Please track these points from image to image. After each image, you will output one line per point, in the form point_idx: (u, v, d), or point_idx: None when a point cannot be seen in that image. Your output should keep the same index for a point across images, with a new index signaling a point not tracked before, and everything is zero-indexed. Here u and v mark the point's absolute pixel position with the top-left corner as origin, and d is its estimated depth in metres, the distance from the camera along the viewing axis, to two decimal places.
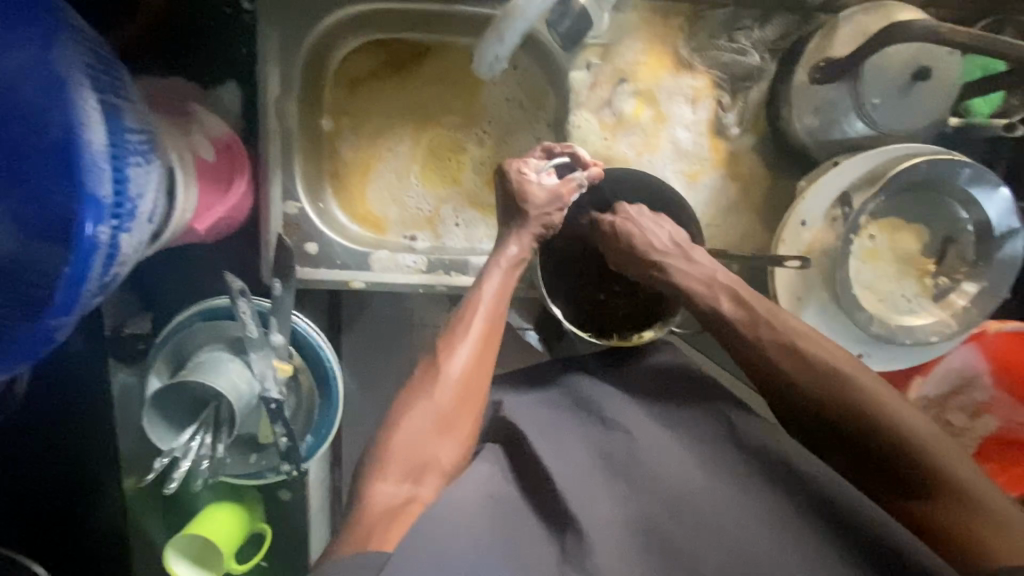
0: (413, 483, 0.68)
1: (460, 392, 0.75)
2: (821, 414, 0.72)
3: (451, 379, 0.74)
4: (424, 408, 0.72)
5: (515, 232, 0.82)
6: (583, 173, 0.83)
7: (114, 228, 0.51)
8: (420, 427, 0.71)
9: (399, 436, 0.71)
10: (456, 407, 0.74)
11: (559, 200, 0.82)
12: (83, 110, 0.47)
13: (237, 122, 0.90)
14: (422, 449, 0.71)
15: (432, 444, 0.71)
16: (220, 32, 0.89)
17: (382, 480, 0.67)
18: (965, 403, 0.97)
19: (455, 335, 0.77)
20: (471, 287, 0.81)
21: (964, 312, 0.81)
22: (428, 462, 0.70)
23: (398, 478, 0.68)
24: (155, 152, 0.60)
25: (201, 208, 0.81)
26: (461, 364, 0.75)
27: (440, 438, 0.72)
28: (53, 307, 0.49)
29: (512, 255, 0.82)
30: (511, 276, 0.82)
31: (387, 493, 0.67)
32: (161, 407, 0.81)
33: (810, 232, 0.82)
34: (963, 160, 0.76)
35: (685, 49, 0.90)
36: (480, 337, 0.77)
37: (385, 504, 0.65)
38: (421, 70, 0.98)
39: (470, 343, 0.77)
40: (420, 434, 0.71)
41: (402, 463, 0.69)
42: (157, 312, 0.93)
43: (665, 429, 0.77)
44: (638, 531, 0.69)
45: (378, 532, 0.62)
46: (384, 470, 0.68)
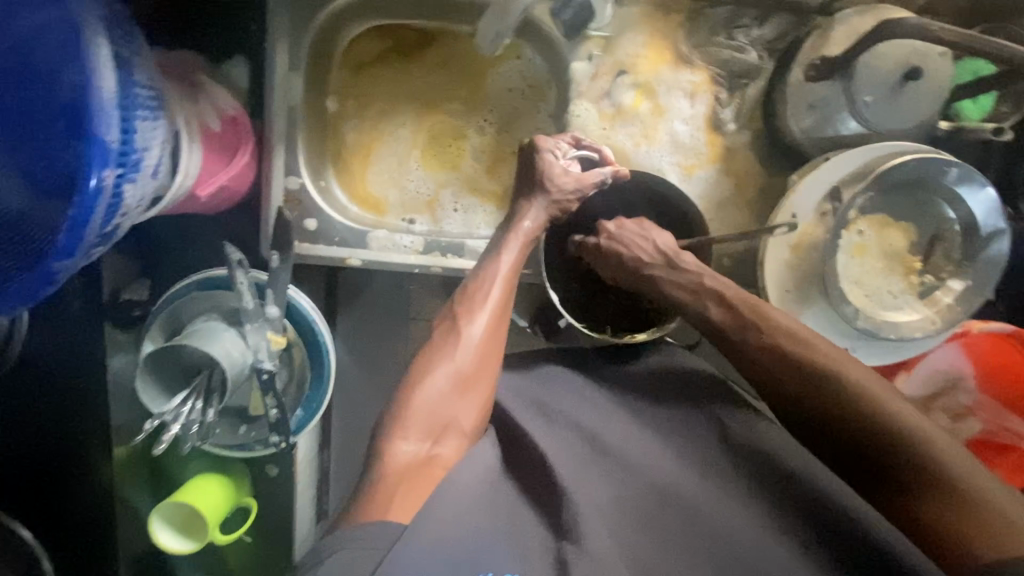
0: (433, 442, 0.70)
1: (479, 355, 0.76)
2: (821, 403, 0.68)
3: (471, 344, 0.76)
4: (443, 371, 0.74)
5: (531, 204, 0.84)
6: (607, 168, 0.86)
7: (119, 176, 0.53)
8: (439, 388, 0.73)
9: (418, 397, 0.72)
10: (475, 370, 0.75)
11: (580, 188, 0.85)
12: (96, 57, 0.48)
13: (244, 98, 0.92)
14: (442, 410, 0.72)
15: (451, 404, 0.72)
16: (232, 9, 0.91)
17: (402, 439, 0.69)
18: (950, 405, 0.98)
19: (474, 302, 0.78)
20: (489, 257, 0.82)
21: (949, 310, 0.83)
22: (448, 423, 0.72)
23: (418, 437, 0.70)
24: (163, 111, 0.61)
25: (204, 175, 0.82)
26: (480, 328, 0.77)
27: (459, 399, 0.73)
28: (55, 250, 0.50)
29: (528, 228, 0.84)
30: (527, 247, 0.83)
31: (407, 452, 0.68)
32: (154, 370, 0.82)
33: (799, 225, 0.84)
34: (951, 160, 0.78)
35: (684, 44, 0.93)
36: (498, 303, 0.79)
37: (405, 463, 0.67)
38: (426, 57, 1.00)
39: (487, 310, 0.78)
40: (440, 396, 0.72)
41: (422, 423, 0.70)
42: (154, 281, 0.95)
43: (650, 422, 0.79)
44: (627, 508, 0.71)
45: (396, 498, 0.63)
46: (404, 430, 0.70)
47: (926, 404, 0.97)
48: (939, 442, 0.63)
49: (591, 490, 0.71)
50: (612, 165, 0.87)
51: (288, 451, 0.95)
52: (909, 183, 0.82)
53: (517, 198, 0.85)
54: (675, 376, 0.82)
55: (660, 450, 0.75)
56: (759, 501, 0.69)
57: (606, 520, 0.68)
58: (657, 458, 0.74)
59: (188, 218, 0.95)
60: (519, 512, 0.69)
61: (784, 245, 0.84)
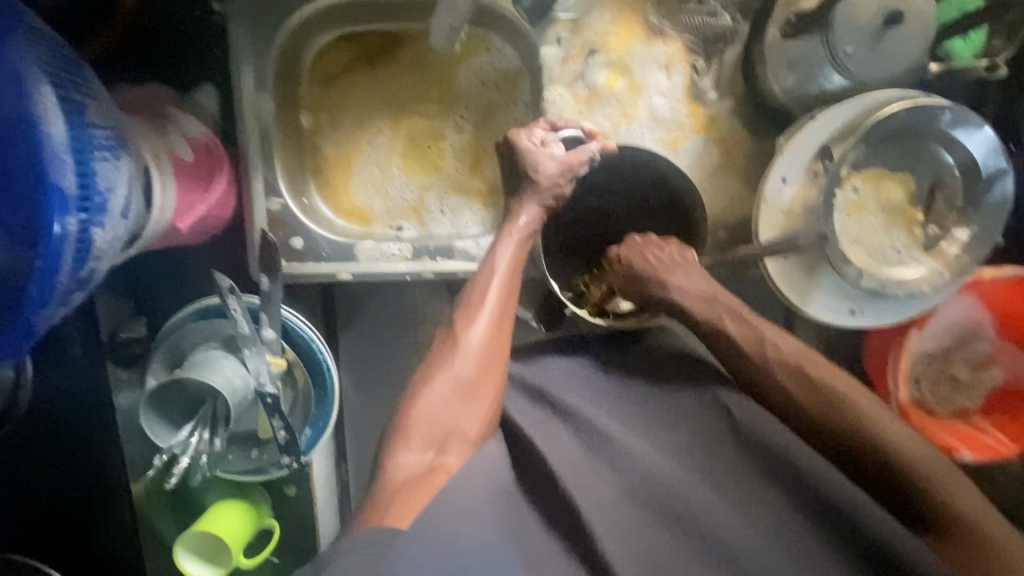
0: (436, 452, 0.68)
1: (481, 361, 0.74)
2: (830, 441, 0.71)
3: (471, 349, 0.74)
4: (445, 378, 0.72)
5: (523, 199, 0.82)
6: (594, 146, 0.83)
7: (84, 221, 0.53)
8: (441, 396, 0.71)
9: (420, 406, 0.71)
10: (478, 375, 0.73)
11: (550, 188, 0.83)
12: (42, 105, 0.48)
13: (216, 124, 0.92)
14: (445, 417, 0.70)
15: (454, 411, 0.71)
16: (193, 36, 0.91)
17: (406, 449, 0.67)
18: (969, 355, 0.95)
19: (472, 306, 0.77)
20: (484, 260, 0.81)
21: (957, 260, 0.79)
22: (451, 431, 0.70)
23: (422, 446, 0.68)
24: (125, 149, 0.61)
25: (182, 207, 0.82)
26: (479, 334, 0.75)
27: (463, 406, 0.72)
28: (29, 302, 0.50)
29: (523, 224, 0.82)
30: (522, 248, 0.82)
31: (410, 462, 0.66)
32: (158, 406, 0.82)
33: (791, 189, 0.81)
34: (943, 104, 0.74)
35: (654, 16, 0.90)
36: (496, 305, 0.77)
37: (409, 474, 0.65)
38: (394, 61, 0.98)
39: (486, 313, 0.76)
40: (442, 404, 0.71)
41: (425, 432, 0.69)
42: (151, 315, 0.95)
43: (659, 417, 0.77)
44: (634, 510, 0.70)
45: (400, 504, 0.62)
46: (407, 440, 0.68)
47: (944, 357, 0.95)
48: (940, 477, 0.66)
49: (598, 498, 0.70)
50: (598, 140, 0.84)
51: (302, 470, 0.95)
52: (902, 133, 0.78)
53: (512, 194, 0.84)
54: (676, 371, 0.81)
55: (668, 446, 0.74)
56: (761, 495, 0.70)
57: (614, 529, 0.68)
58: (664, 457, 0.73)
59: (178, 249, 0.95)
60: (524, 514, 0.69)
61: (776, 210, 0.82)
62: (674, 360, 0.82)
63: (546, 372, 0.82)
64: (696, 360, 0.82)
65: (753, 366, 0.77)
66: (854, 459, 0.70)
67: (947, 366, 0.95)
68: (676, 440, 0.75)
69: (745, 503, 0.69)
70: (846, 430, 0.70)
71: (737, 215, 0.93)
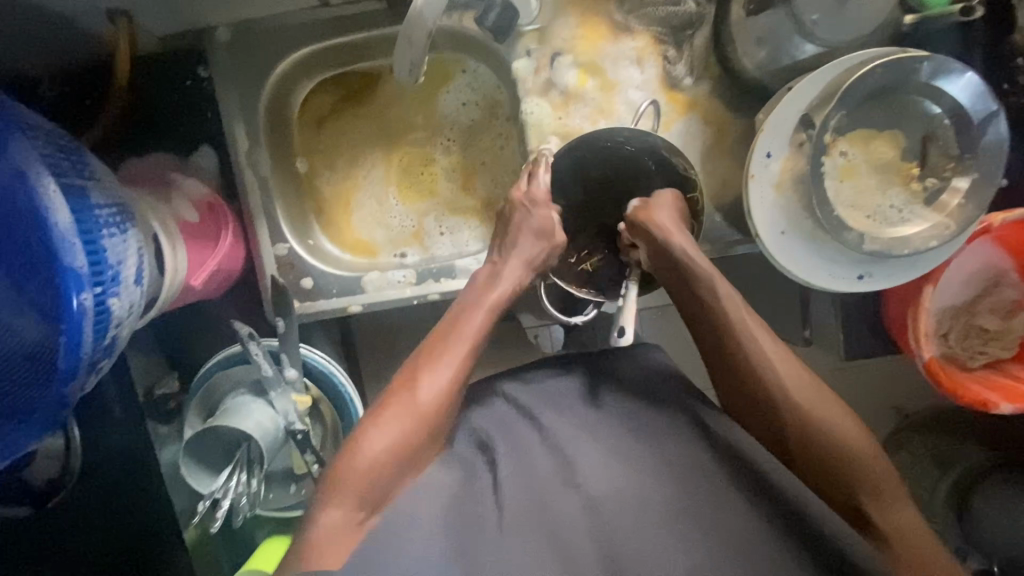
0: (370, 510, 0.63)
1: (432, 412, 0.68)
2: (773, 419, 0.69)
3: (424, 398, 0.69)
4: (393, 430, 0.66)
5: (506, 245, 0.84)
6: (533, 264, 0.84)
7: (99, 294, 0.57)
8: (385, 450, 0.65)
9: (361, 453, 0.65)
10: (428, 429, 0.68)
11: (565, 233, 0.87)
12: (47, 194, 0.52)
13: (218, 183, 0.97)
14: (379, 477, 0.64)
15: (392, 473, 0.65)
16: (187, 104, 0.97)
17: (334, 504, 0.62)
18: (996, 304, 0.92)
19: (434, 348, 0.73)
20: (454, 307, 0.78)
21: (961, 211, 0.77)
22: (382, 494, 0.64)
23: (354, 504, 0.62)
24: (132, 221, 0.65)
25: (194, 265, 0.86)
26: (437, 388, 0.69)
27: (402, 472, 0.66)
28: (58, 375, 0.54)
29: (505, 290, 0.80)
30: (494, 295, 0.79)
31: (335, 517, 0.61)
32: (196, 455, 0.87)
33: (777, 163, 0.80)
34: (919, 55, 0.73)
35: (619, 13, 0.91)
36: (461, 359, 0.72)
37: (332, 529, 0.61)
38: (377, 97, 1.01)
39: (451, 362, 0.72)
40: (387, 455, 0.65)
41: (360, 488, 0.63)
42: (183, 370, 1.01)
43: (645, 445, 0.70)
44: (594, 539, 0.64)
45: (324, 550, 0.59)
46: (337, 494, 0.62)
47: (968, 309, 0.92)
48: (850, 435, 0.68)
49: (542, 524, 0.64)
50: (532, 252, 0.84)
51: None
52: (883, 90, 0.77)
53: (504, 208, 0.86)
54: (647, 386, 0.74)
55: (643, 469, 0.68)
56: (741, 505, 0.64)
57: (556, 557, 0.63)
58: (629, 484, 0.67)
59: (201, 305, 1.00)
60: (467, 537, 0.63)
61: (767, 188, 0.81)
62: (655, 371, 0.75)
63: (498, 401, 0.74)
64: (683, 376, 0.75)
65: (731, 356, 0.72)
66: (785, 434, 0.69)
67: (974, 318, 0.92)
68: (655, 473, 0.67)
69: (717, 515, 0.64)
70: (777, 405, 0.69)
71: (733, 195, 0.93)
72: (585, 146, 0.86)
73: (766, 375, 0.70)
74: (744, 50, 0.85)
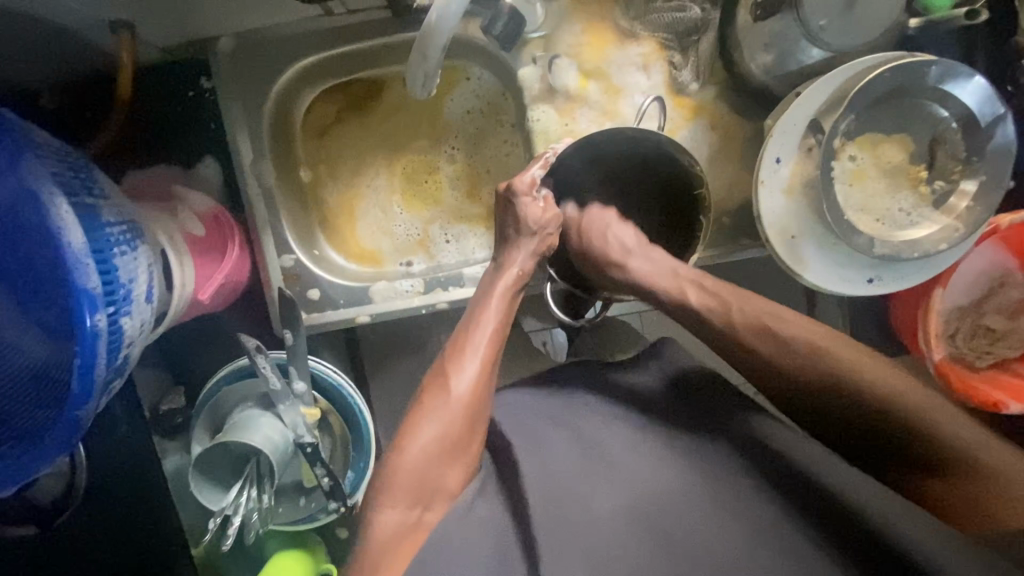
0: (420, 509, 0.67)
1: (467, 410, 0.72)
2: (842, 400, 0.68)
3: (458, 398, 0.73)
4: (432, 430, 0.70)
5: (512, 246, 0.84)
6: (526, 257, 0.84)
7: (112, 314, 0.56)
8: (428, 448, 0.70)
9: (405, 459, 0.69)
10: (463, 427, 0.71)
11: (558, 220, 0.86)
12: (58, 214, 0.51)
13: (222, 194, 0.96)
14: (429, 473, 0.68)
15: (439, 467, 0.69)
16: (188, 114, 0.96)
17: (389, 507, 0.66)
18: (1002, 304, 0.93)
19: (460, 352, 0.77)
20: (472, 308, 0.81)
21: (969, 214, 0.78)
22: (435, 488, 0.68)
23: (406, 504, 0.66)
24: (142, 238, 0.64)
25: (201, 278, 0.85)
26: (467, 381, 0.74)
27: (448, 463, 0.69)
28: (72, 398, 0.54)
29: (518, 272, 0.83)
30: (510, 298, 0.82)
31: (393, 519, 0.65)
32: (205, 470, 0.86)
33: (786, 168, 0.80)
34: (927, 59, 0.73)
35: (624, 20, 0.91)
36: (486, 352, 0.77)
37: (392, 531, 0.65)
38: (381, 105, 1.01)
39: (476, 355, 0.76)
40: (428, 457, 0.69)
41: (409, 489, 0.67)
42: (188, 384, 0.99)
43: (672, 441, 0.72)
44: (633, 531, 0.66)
45: (388, 559, 0.62)
46: (391, 498, 0.67)
47: (976, 310, 0.93)
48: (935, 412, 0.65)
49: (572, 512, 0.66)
50: (527, 248, 0.84)
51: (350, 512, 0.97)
52: (891, 95, 0.77)
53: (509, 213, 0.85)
54: (664, 389, 0.78)
55: (661, 463, 0.70)
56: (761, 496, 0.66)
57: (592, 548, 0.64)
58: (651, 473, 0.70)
59: (205, 316, 0.99)
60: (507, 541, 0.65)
61: (776, 193, 0.81)
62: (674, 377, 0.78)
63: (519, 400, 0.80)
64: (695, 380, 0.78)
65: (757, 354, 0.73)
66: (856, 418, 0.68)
67: (981, 318, 0.93)
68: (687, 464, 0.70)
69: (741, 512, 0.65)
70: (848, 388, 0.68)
71: (740, 199, 0.93)
72: (593, 151, 0.86)
73: (794, 360, 0.71)
74: (751, 55, 0.85)
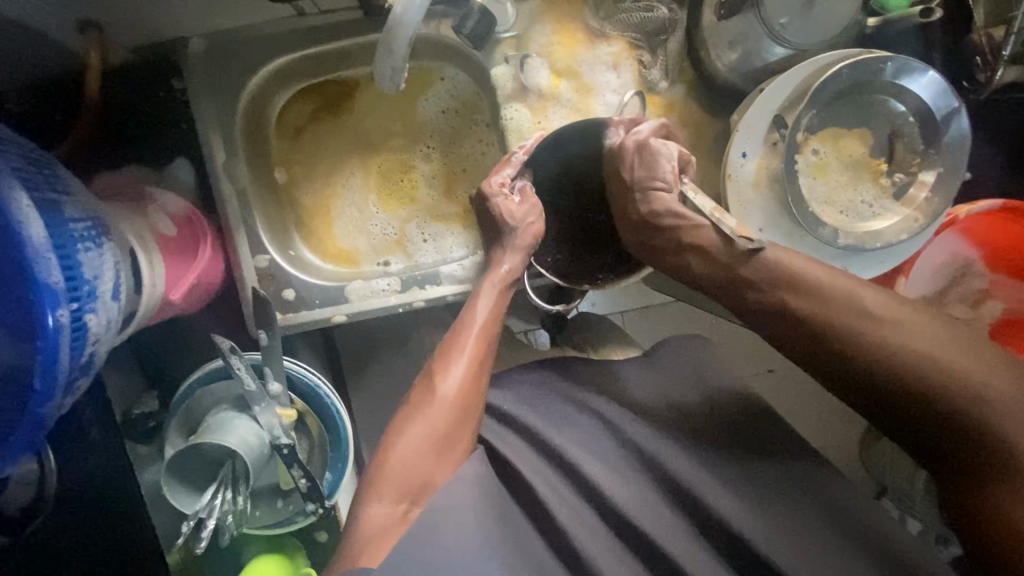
0: (407, 505, 0.67)
1: (456, 407, 0.73)
2: (883, 379, 0.64)
3: (447, 396, 0.73)
4: (420, 427, 0.71)
5: (505, 250, 0.86)
6: (514, 257, 0.86)
7: (76, 310, 0.55)
8: (415, 446, 0.70)
9: (395, 455, 0.70)
10: (451, 425, 0.72)
11: (537, 209, 0.88)
12: (19, 209, 0.51)
13: (195, 194, 0.95)
14: (416, 469, 0.69)
15: (427, 464, 0.69)
16: (162, 116, 0.96)
17: (376, 501, 0.66)
18: (965, 293, 0.96)
19: (451, 351, 0.78)
20: (464, 310, 0.82)
21: (927, 204, 0.80)
22: (423, 484, 0.68)
23: (393, 498, 0.67)
24: (108, 235, 0.64)
25: (173, 279, 0.84)
26: (454, 380, 0.75)
27: (435, 457, 0.70)
28: (34, 396, 0.53)
29: (505, 272, 0.85)
30: (503, 298, 0.84)
31: (380, 514, 0.65)
32: (178, 473, 0.84)
33: (752, 162, 0.82)
34: (883, 55, 0.76)
35: (594, 19, 0.93)
36: (474, 350, 0.78)
37: (378, 525, 0.64)
38: (354, 105, 1.01)
39: (464, 355, 0.77)
40: (416, 454, 0.69)
41: (396, 483, 0.67)
42: (162, 387, 0.98)
43: (669, 434, 0.74)
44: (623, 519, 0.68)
45: (371, 550, 0.62)
46: (378, 492, 0.67)
47: (940, 299, 0.95)
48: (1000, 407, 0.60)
49: (569, 509, 0.69)
50: (513, 252, 0.86)
51: (329, 514, 0.96)
52: (849, 90, 0.80)
53: (492, 211, 0.87)
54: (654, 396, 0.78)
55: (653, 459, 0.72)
56: (738, 492, 0.68)
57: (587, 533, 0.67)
58: (637, 471, 0.72)
59: (178, 319, 0.98)
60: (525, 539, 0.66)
61: (743, 186, 0.82)
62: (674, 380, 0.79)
63: (506, 397, 0.80)
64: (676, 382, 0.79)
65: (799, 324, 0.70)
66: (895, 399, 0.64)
67: (945, 307, 0.96)
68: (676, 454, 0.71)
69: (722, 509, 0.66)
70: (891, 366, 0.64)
71: (710, 195, 0.95)
72: (563, 140, 0.88)
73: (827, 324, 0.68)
74: (717, 53, 0.88)
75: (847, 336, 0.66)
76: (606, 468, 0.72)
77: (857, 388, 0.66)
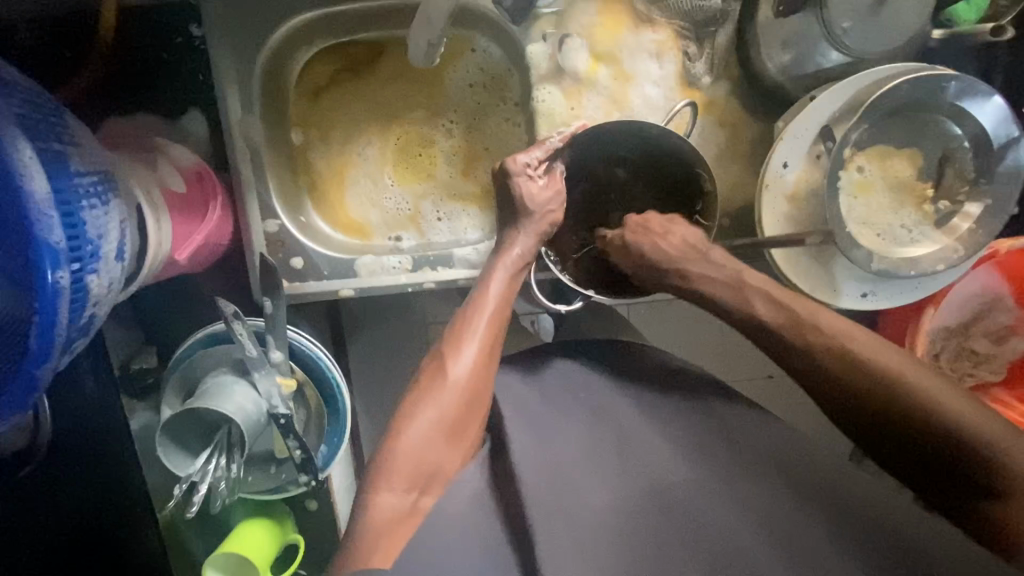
0: (418, 493, 0.67)
1: (466, 393, 0.72)
2: (837, 379, 0.68)
3: (458, 381, 0.72)
4: (430, 412, 0.70)
5: (519, 233, 0.83)
6: (528, 240, 0.83)
7: (77, 271, 0.53)
8: (423, 434, 0.69)
9: (404, 442, 0.69)
10: (461, 414, 0.71)
11: (560, 197, 0.86)
12: (20, 160, 0.48)
13: (207, 150, 0.91)
14: (426, 456, 0.69)
15: (435, 452, 0.69)
16: (176, 63, 0.91)
17: (386, 488, 0.66)
18: (989, 328, 0.93)
19: (462, 334, 0.76)
20: (477, 289, 0.80)
21: (970, 235, 0.77)
22: (432, 471, 0.68)
23: (403, 487, 0.66)
24: (114, 190, 0.61)
25: (179, 237, 0.82)
26: (466, 365, 0.73)
27: (446, 446, 0.70)
28: (30, 357, 0.51)
29: (518, 256, 0.82)
30: (515, 278, 0.81)
31: (389, 503, 0.65)
32: (174, 435, 0.83)
33: (792, 174, 0.78)
34: (949, 74, 0.71)
35: (641, 2, 0.87)
36: (484, 334, 0.76)
37: (388, 515, 0.64)
38: (378, 70, 0.96)
39: (475, 340, 0.75)
40: (425, 442, 0.69)
41: (406, 472, 0.67)
42: (160, 344, 0.96)
43: (669, 435, 0.73)
44: (624, 527, 0.65)
45: (381, 544, 0.62)
46: (387, 480, 0.66)
47: (963, 331, 0.93)
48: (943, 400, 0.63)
49: (553, 521, 0.64)
50: (523, 241, 0.83)
51: (321, 486, 0.95)
52: (906, 107, 0.76)
53: (514, 202, 0.84)
54: (662, 390, 0.78)
55: (666, 453, 0.70)
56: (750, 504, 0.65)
57: (574, 547, 0.63)
58: (652, 468, 0.69)
59: (179, 277, 0.95)
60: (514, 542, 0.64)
61: (779, 200, 0.79)
62: (678, 375, 0.79)
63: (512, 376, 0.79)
64: (682, 388, 0.77)
65: (789, 345, 0.71)
66: (858, 396, 0.66)
67: (966, 340, 0.93)
68: (667, 454, 0.71)
69: (735, 519, 0.64)
70: (858, 368, 0.67)
71: (742, 201, 0.91)
72: (612, 130, 0.83)
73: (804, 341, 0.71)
74: (769, 52, 0.83)
75: (807, 342, 0.70)
76: (617, 468, 0.70)
77: (816, 386, 0.70)
